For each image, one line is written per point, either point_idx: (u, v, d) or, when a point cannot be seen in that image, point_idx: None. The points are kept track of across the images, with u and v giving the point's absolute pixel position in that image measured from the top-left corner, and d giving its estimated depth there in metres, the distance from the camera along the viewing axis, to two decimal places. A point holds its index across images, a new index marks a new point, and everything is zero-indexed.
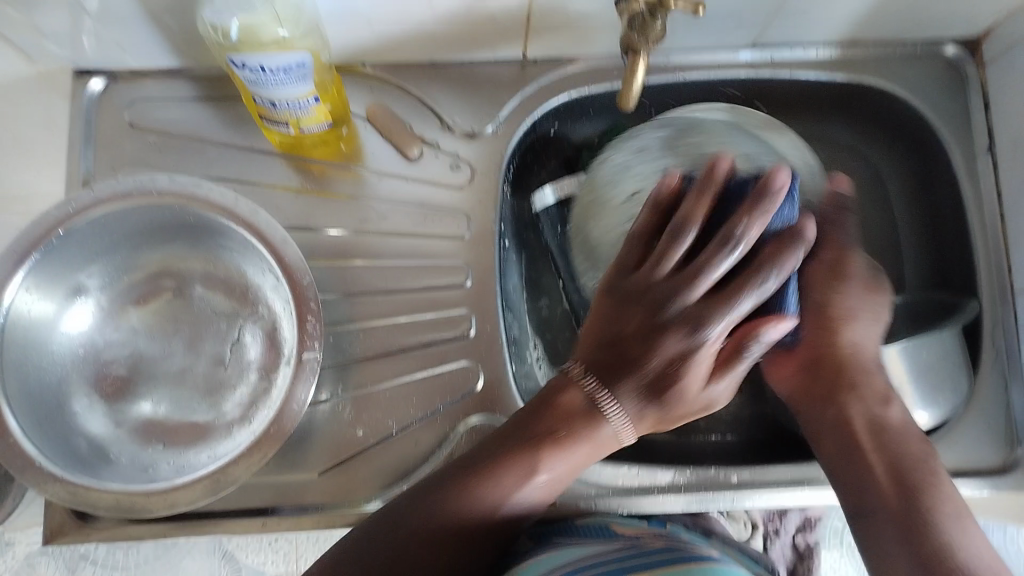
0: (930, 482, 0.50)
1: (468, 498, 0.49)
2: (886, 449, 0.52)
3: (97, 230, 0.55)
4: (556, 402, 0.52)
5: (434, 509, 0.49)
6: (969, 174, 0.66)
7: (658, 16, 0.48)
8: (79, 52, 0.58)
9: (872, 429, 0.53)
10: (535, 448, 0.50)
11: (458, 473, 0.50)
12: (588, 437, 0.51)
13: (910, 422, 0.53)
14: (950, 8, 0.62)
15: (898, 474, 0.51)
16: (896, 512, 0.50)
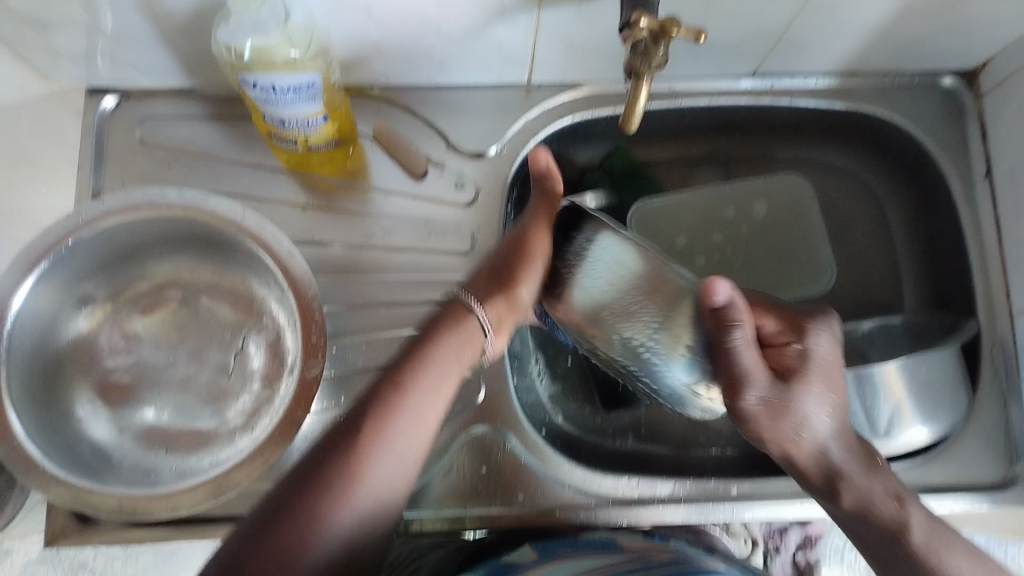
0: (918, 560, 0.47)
1: (345, 485, 0.44)
2: (869, 539, 0.49)
3: (107, 240, 0.57)
4: (404, 367, 0.50)
5: (311, 530, 0.43)
6: (966, 202, 0.67)
7: (659, 43, 0.49)
8: (92, 71, 0.60)
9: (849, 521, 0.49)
10: (385, 421, 0.47)
11: (295, 484, 0.44)
12: (457, 363, 0.52)
13: (874, 488, 0.49)
14: (947, 41, 0.63)
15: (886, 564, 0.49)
16: None
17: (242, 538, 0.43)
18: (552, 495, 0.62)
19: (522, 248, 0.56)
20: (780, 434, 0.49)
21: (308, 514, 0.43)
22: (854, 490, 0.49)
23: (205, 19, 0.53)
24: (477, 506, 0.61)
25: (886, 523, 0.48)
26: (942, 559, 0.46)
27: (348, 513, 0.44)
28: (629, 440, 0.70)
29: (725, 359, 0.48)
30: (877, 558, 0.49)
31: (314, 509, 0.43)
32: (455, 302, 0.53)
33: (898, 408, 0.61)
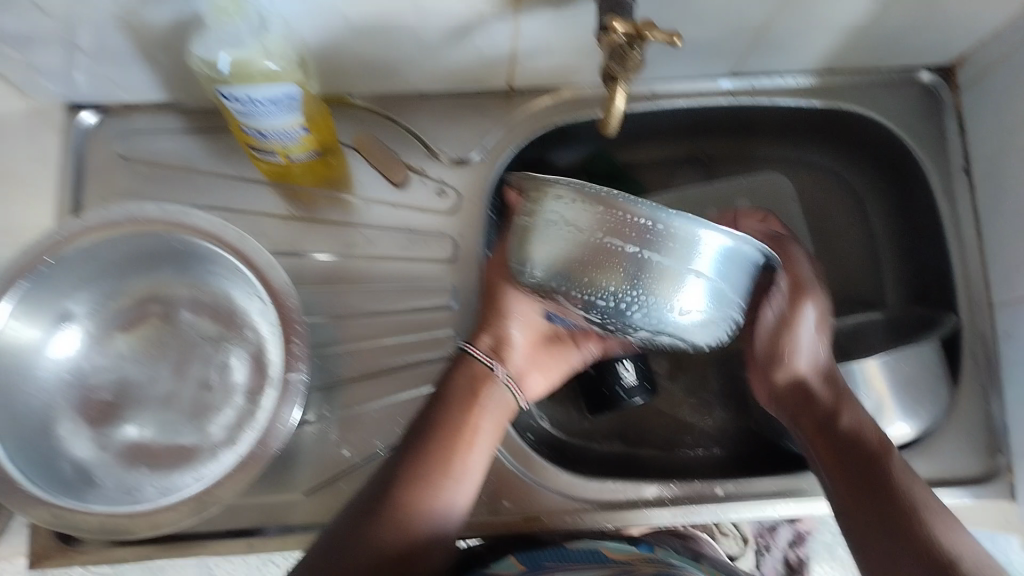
0: (898, 486, 0.51)
1: (442, 484, 0.52)
2: (858, 454, 0.53)
3: (83, 258, 0.56)
4: (429, 415, 0.55)
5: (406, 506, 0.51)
6: (945, 196, 0.68)
7: (636, 46, 0.48)
8: (71, 87, 0.59)
9: (846, 436, 0.54)
10: (455, 435, 0.54)
11: (399, 462, 0.53)
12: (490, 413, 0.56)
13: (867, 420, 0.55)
14: (925, 36, 0.63)
15: (873, 485, 0.51)
16: (872, 515, 0.50)
17: (347, 528, 0.50)
18: (540, 501, 0.62)
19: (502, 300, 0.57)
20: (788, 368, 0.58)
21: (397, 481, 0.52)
22: (852, 414, 0.55)
23: (181, 33, 0.52)
24: (463, 514, 0.61)
25: (872, 442, 0.53)
26: (912, 486, 0.51)
27: (443, 501, 0.52)
28: (616, 444, 0.70)
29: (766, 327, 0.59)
30: (848, 480, 0.52)
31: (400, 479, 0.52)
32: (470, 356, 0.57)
33: (881, 403, 0.61)
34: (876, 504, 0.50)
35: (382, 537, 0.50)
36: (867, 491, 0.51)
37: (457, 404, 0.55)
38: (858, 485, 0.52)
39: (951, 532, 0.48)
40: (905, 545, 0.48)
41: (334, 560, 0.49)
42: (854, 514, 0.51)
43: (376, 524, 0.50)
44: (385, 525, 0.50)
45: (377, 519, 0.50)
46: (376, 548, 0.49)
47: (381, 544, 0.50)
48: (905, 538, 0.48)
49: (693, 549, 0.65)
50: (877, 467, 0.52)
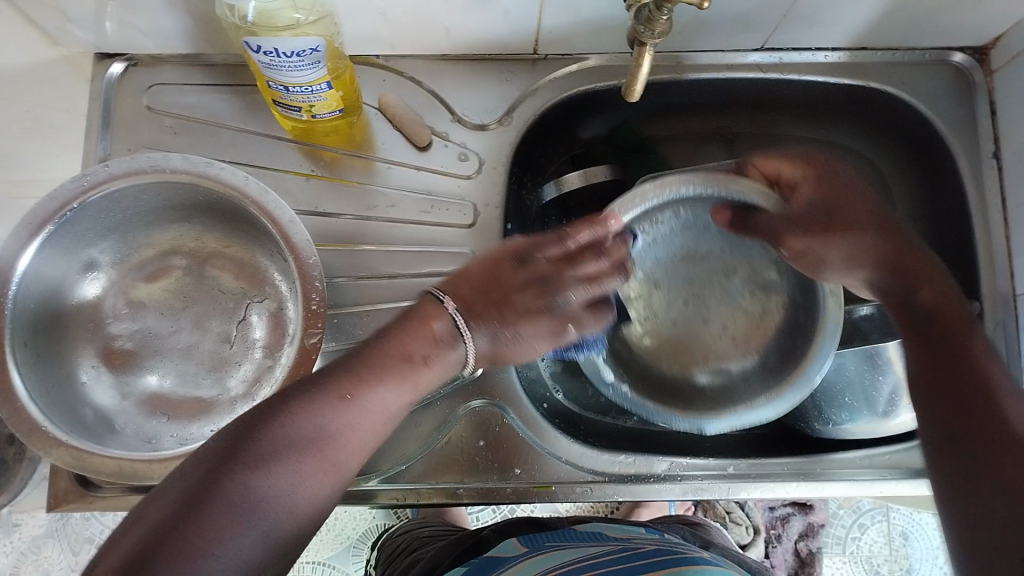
0: (980, 369, 0.44)
1: (284, 445, 0.39)
2: (951, 344, 0.46)
3: (110, 204, 0.56)
4: (308, 391, 0.42)
5: (328, 444, 0.41)
6: (972, 181, 0.67)
7: (664, 9, 0.48)
8: (101, 36, 0.60)
9: (924, 316, 0.48)
10: (299, 412, 0.41)
11: (175, 509, 0.36)
12: (378, 385, 0.43)
13: (952, 294, 0.49)
14: (957, 16, 0.62)
15: (967, 371, 0.44)
16: (942, 408, 0.44)
17: (215, 448, 0.39)
18: (548, 471, 0.61)
19: (498, 268, 0.48)
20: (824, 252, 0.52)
21: (302, 409, 0.41)
22: (933, 290, 0.49)
23: None
24: (473, 481, 0.61)
25: (954, 322, 0.47)
26: (987, 361, 0.45)
27: (270, 515, 0.38)
28: (631, 419, 0.69)
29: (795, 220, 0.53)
30: (927, 352, 0.47)
31: (307, 407, 0.41)
32: (435, 298, 0.47)
33: (899, 386, 0.59)
34: (954, 379, 0.45)
35: (296, 468, 0.39)
36: (951, 392, 0.44)
37: (328, 374, 0.43)
38: (950, 378, 0.45)
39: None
40: (1003, 444, 0.40)
41: (193, 489, 0.36)
42: (941, 417, 0.44)
43: (227, 508, 0.36)
44: (303, 443, 0.40)
45: (286, 440, 0.40)
46: (242, 491, 0.37)
47: (288, 471, 0.39)
48: (976, 424, 0.42)
49: (702, 538, 0.65)
50: (950, 345, 0.46)
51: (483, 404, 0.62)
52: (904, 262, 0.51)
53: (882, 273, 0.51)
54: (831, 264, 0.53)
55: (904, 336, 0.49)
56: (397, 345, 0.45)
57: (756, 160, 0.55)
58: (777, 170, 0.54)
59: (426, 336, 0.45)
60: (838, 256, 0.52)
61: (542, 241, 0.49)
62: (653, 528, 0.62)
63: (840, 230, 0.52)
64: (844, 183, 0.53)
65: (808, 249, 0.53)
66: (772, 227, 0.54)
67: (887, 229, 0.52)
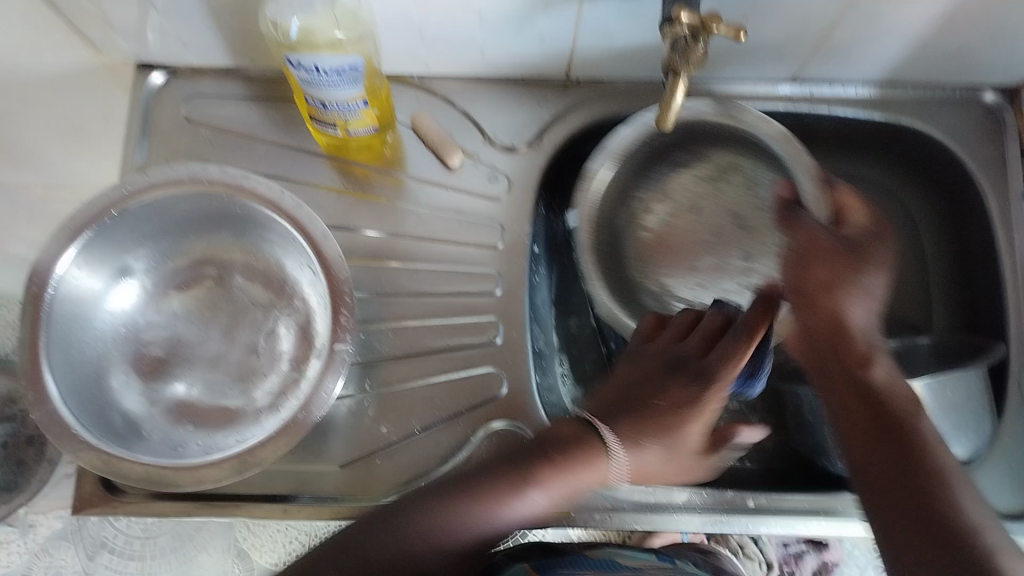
0: (923, 452, 0.44)
1: (361, 572, 0.47)
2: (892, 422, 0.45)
3: (147, 213, 0.57)
4: (434, 500, 0.50)
5: (459, 512, 0.49)
6: (1002, 221, 0.67)
7: (700, 39, 0.49)
8: (144, 47, 0.61)
9: (873, 390, 0.47)
10: (360, 552, 0.48)
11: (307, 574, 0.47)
12: (464, 502, 0.49)
13: (896, 376, 0.48)
14: (989, 55, 0.63)
15: (904, 445, 0.44)
16: (906, 514, 0.42)
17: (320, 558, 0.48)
18: None
19: (681, 377, 0.53)
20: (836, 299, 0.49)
21: (481, 493, 0.50)
22: (880, 369, 0.48)
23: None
24: None
25: (900, 406, 0.46)
26: (936, 449, 0.44)
27: None
28: None
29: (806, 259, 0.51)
30: (873, 434, 0.45)
31: (483, 492, 0.50)
32: (592, 427, 0.52)
33: None
34: (902, 475, 0.43)
35: (451, 526, 0.49)
36: (909, 491, 0.43)
37: (399, 517, 0.49)
38: (887, 452, 0.44)
39: (974, 505, 0.42)
40: (925, 511, 0.42)
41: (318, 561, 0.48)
42: (869, 484, 0.45)
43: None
44: (409, 556, 0.48)
45: (416, 536, 0.49)
46: None
47: (436, 527, 0.49)
48: (920, 509, 0.42)
49: (715, 564, 0.65)
50: (908, 440, 0.44)
51: (501, 426, 0.60)
52: (857, 334, 0.49)
53: (817, 334, 0.50)
54: (819, 286, 0.50)
55: (829, 399, 0.49)
56: (527, 470, 0.51)
57: (839, 194, 0.57)
58: (848, 207, 0.56)
59: (583, 453, 0.51)
60: (827, 276, 0.50)
61: (693, 364, 0.53)
62: (667, 555, 0.62)
63: (859, 260, 0.50)
64: (881, 241, 0.53)
65: (844, 242, 0.51)
66: (798, 233, 0.53)
67: (868, 291, 0.50)
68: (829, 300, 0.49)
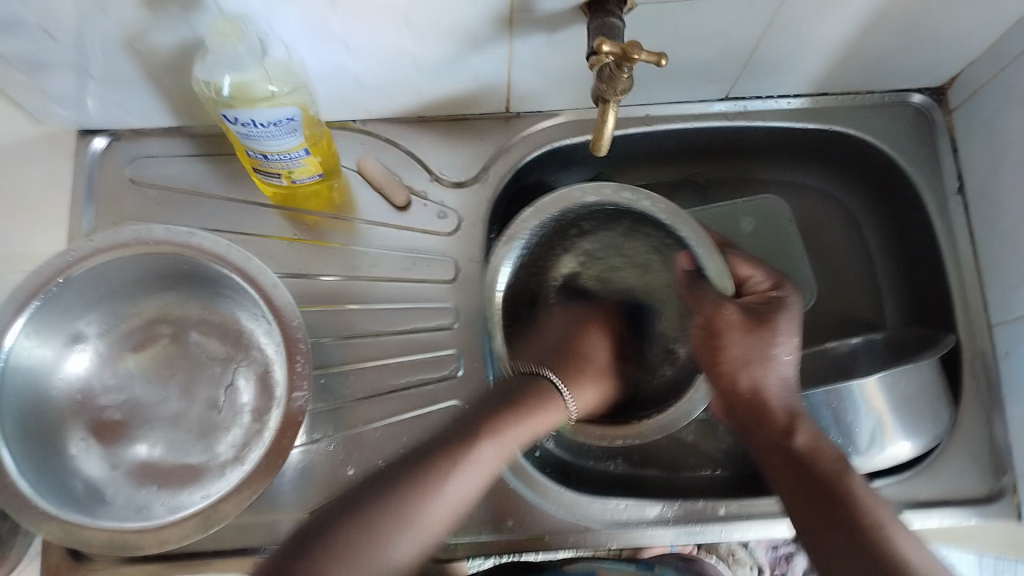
0: (860, 507, 0.48)
1: (406, 517, 0.46)
2: (824, 485, 0.50)
3: (96, 277, 0.57)
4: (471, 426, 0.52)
5: (398, 519, 0.46)
6: (940, 215, 0.68)
7: (623, 67, 0.50)
8: (85, 113, 0.62)
9: (804, 454, 0.51)
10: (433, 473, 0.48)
11: (334, 530, 0.45)
12: (498, 451, 0.51)
13: (819, 442, 0.53)
14: (912, 58, 0.64)
15: (832, 503, 0.49)
16: (843, 557, 0.47)
17: (274, 566, 0.44)
18: (541, 522, 0.62)
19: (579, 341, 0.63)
20: (736, 366, 0.53)
21: (420, 483, 0.47)
22: (804, 435, 0.53)
23: (189, 59, 0.54)
24: (466, 535, 0.61)
25: (824, 463, 0.51)
26: (873, 503, 0.49)
27: (395, 551, 0.45)
28: (620, 462, 0.69)
29: (708, 332, 0.54)
30: (806, 494, 0.50)
31: (425, 482, 0.47)
32: (535, 379, 0.57)
33: (879, 423, 0.61)
34: (836, 525, 0.48)
35: (419, 511, 0.47)
36: (843, 540, 0.47)
37: (424, 460, 0.49)
38: (815, 510, 0.49)
39: (914, 549, 0.47)
40: (872, 557, 0.46)
41: (278, 562, 0.44)
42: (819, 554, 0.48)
43: (361, 526, 0.45)
44: (415, 495, 0.47)
45: (377, 509, 0.46)
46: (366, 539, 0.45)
47: (376, 535, 0.45)
48: (864, 543, 0.47)
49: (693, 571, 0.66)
50: (841, 495, 0.49)
51: None
52: (775, 406, 0.53)
53: (738, 408, 0.54)
54: (733, 361, 0.53)
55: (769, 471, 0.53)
56: (535, 414, 0.54)
57: (737, 261, 0.59)
58: (748, 277, 0.59)
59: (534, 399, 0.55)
60: (742, 352, 0.53)
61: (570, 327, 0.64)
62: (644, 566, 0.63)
63: (766, 331, 0.53)
64: (790, 303, 0.55)
65: (749, 310, 0.54)
66: (706, 305, 0.55)
67: (778, 359, 0.53)
68: (743, 377, 0.53)
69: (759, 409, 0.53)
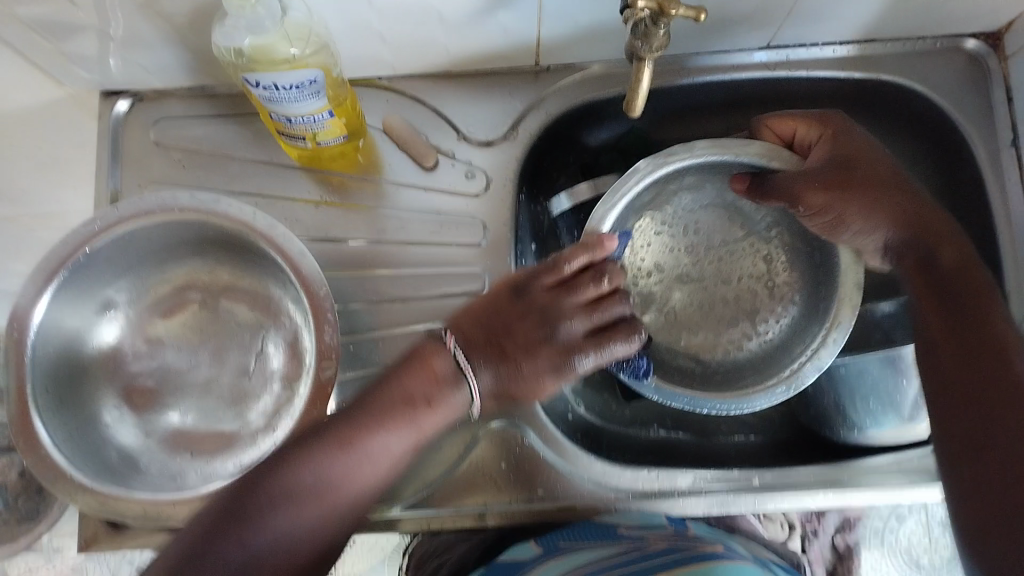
0: (1010, 353, 0.46)
1: (299, 479, 0.46)
2: (960, 323, 0.48)
3: (123, 244, 0.56)
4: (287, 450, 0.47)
5: (270, 519, 0.45)
6: (992, 169, 0.65)
7: (659, 24, 0.47)
8: (105, 75, 0.60)
9: (961, 304, 0.49)
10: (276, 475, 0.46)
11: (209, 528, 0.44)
12: (392, 427, 0.50)
13: (967, 257, 0.51)
14: (968, 3, 0.61)
15: (983, 352, 0.47)
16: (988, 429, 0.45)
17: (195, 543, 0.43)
18: (569, 491, 0.60)
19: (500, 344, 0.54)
20: (864, 213, 0.53)
21: (303, 462, 0.47)
22: (957, 251, 0.51)
23: (207, 19, 0.52)
24: (497, 502, 0.60)
25: (977, 302, 0.49)
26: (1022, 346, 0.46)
27: (280, 525, 0.45)
28: (653, 429, 0.68)
29: (824, 210, 0.54)
30: (949, 342, 0.48)
31: (306, 459, 0.47)
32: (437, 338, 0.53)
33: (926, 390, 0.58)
34: (976, 382, 0.46)
35: (291, 510, 0.45)
36: (981, 403, 0.46)
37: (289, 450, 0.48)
38: (970, 373, 0.47)
39: None
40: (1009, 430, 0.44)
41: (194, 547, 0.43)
42: (955, 435, 0.46)
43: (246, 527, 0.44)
44: (294, 490, 0.46)
45: (285, 486, 0.46)
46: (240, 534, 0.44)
47: (293, 508, 0.45)
48: (1006, 404, 0.45)
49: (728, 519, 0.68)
50: (982, 330, 0.47)
51: (502, 424, 0.61)
52: (943, 230, 0.52)
53: (904, 240, 0.53)
54: (848, 215, 0.53)
55: (908, 291, 0.53)
56: (401, 392, 0.51)
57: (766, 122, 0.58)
58: (793, 130, 0.57)
59: (432, 385, 0.51)
60: (856, 208, 0.53)
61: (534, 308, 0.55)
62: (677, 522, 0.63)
63: (852, 173, 0.53)
64: (859, 138, 0.55)
65: (835, 160, 0.54)
66: (795, 185, 0.54)
67: (867, 207, 0.53)
68: (880, 215, 0.53)
69: (917, 241, 0.52)
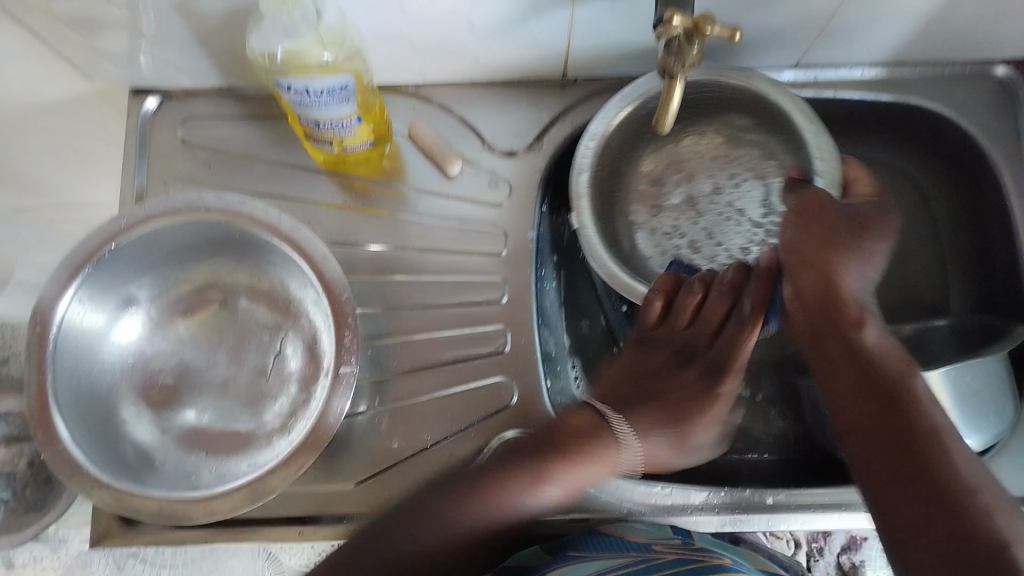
0: (921, 412, 0.43)
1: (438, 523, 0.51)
2: (876, 399, 0.45)
3: (148, 242, 0.57)
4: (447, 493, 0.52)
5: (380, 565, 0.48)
6: (1018, 196, 0.64)
7: (693, 41, 0.47)
8: (135, 72, 0.60)
9: (865, 356, 0.46)
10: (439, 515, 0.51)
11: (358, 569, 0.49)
12: (565, 474, 0.53)
13: (890, 345, 0.47)
14: (999, 30, 0.61)
15: (887, 400, 0.44)
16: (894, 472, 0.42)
17: None
18: (583, 501, 0.60)
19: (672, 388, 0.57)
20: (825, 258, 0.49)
21: (432, 516, 0.51)
22: (874, 334, 0.47)
23: (241, 21, 0.52)
24: None
25: (892, 368, 0.46)
26: (933, 410, 0.43)
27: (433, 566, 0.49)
28: None
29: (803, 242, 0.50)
30: (863, 397, 0.45)
31: (436, 513, 0.51)
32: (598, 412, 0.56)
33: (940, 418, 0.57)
34: (886, 434, 0.43)
35: (410, 554, 0.49)
36: (896, 453, 0.42)
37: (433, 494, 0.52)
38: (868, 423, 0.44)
39: (969, 465, 0.41)
40: (924, 473, 0.41)
41: None
42: (874, 477, 0.43)
43: None
44: (420, 537, 0.51)
45: (411, 534, 0.50)
46: None
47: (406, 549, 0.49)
48: (913, 461, 0.41)
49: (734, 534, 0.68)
50: (896, 394, 0.44)
51: None
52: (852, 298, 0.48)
53: (813, 302, 0.49)
54: (814, 251, 0.49)
55: (822, 366, 0.49)
56: (569, 442, 0.53)
57: (849, 166, 0.55)
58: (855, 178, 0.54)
59: (592, 442, 0.54)
60: (813, 240, 0.49)
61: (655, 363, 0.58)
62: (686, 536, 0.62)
63: (856, 227, 0.50)
64: (879, 209, 0.51)
65: (848, 211, 0.50)
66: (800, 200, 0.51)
67: (860, 261, 0.49)
68: (837, 265, 0.48)
69: (828, 304, 0.48)
